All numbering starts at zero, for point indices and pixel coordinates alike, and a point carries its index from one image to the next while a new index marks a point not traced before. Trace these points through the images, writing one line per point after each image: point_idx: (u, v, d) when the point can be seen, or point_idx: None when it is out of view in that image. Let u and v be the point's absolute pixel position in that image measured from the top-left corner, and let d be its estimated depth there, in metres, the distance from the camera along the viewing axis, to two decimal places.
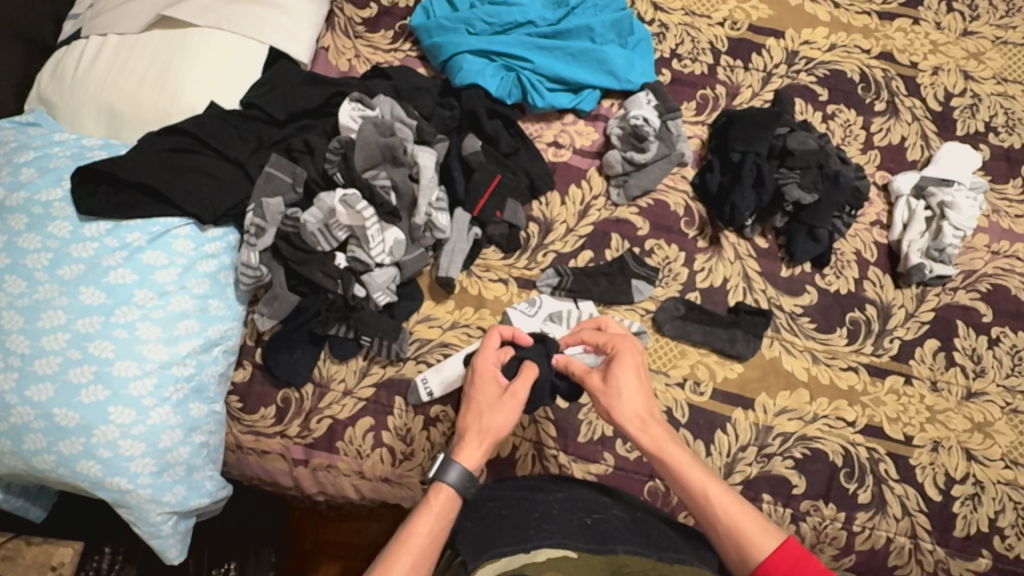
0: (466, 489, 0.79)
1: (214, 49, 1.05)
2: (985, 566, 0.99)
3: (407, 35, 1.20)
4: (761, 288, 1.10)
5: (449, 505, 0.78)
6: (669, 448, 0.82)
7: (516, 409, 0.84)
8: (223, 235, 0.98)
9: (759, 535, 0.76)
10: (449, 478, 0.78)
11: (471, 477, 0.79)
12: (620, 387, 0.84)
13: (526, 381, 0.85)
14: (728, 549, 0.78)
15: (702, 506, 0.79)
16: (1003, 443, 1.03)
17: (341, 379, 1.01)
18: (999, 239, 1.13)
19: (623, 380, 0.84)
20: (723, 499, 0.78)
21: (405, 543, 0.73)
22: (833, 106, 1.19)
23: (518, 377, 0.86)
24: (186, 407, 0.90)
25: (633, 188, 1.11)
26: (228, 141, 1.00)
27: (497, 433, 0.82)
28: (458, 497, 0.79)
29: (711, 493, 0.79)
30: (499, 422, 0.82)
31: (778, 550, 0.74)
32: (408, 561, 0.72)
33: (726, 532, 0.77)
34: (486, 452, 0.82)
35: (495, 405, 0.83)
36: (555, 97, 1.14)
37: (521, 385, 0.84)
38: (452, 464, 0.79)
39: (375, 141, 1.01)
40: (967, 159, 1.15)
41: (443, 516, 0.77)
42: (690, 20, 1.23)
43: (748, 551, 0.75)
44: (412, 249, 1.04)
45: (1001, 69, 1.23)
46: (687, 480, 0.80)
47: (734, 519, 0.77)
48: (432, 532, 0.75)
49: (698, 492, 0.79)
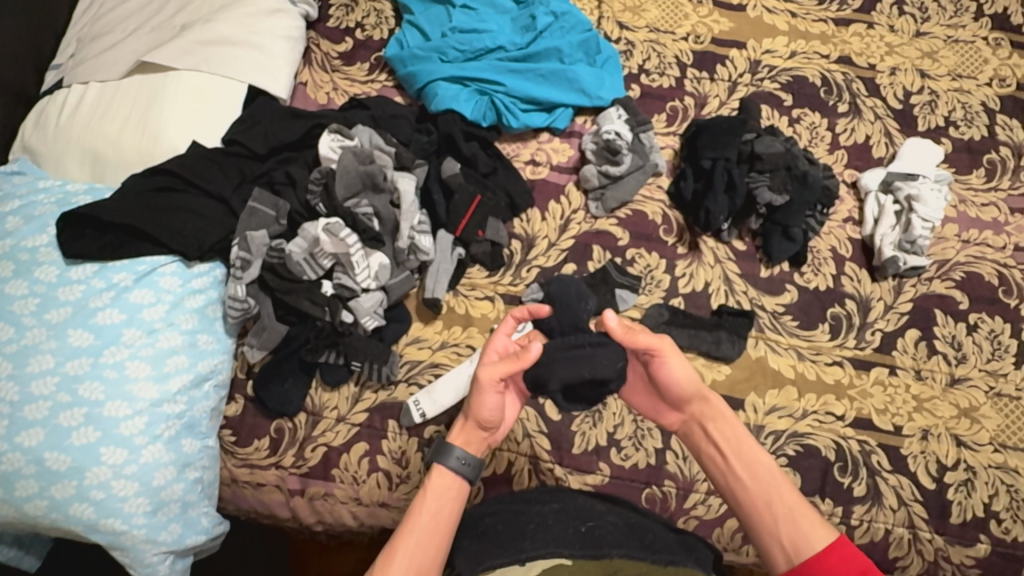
0: (463, 469, 0.82)
1: (194, 90, 1.08)
2: (984, 551, 0.99)
3: (382, 66, 1.24)
4: (742, 290, 1.12)
5: (453, 489, 0.81)
6: (738, 425, 0.85)
7: (492, 395, 0.82)
8: (209, 270, 0.99)
9: (817, 526, 0.77)
10: (447, 461, 0.81)
11: (463, 455, 0.82)
12: (693, 369, 0.85)
13: (498, 370, 0.81)
14: (781, 533, 0.78)
15: (763, 486, 0.81)
16: (990, 427, 1.05)
17: (333, 406, 1.01)
18: (968, 227, 1.17)
19: (686, 366, 0.85)
20: (782, 483, 0.82)
21: (408, 523, 0.76)
22: (798, 110, 1.24)
23: (498, 362, 0.82)
24: (178, 443, 0.90)
25: (611, 200, 1.14)
26: (211, 178, 1.02)
27: (476, 414, 0.83)
28: (458, 479, 0.82)
29: (777, 476, 0.82)
30: (475, 405, 0.83)
31: (834, 542, 0.76)
32: (413, 539, 0.75)
33: (786, 515, 0.79)
34: (476, 429, 0.84)
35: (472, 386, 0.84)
36: (530, 117, 1.17)
37: (486, 371, 0.81)
38: (447, 446, 0.83)
39: (354, 170, 1.03)
40: (929, 154, 1.18)
41: (443, 496, 0.80)
42: (655, 37, 1.28)
43: (804, 537, 0.77)
44: (397, 273, 1.05)
45: (955, 66, 1.28)
46: (755, 458, 0.83)
47: (794, 505, 0.79)
48: (434, 515, 0.78)
49: (763, 469, 0.82)
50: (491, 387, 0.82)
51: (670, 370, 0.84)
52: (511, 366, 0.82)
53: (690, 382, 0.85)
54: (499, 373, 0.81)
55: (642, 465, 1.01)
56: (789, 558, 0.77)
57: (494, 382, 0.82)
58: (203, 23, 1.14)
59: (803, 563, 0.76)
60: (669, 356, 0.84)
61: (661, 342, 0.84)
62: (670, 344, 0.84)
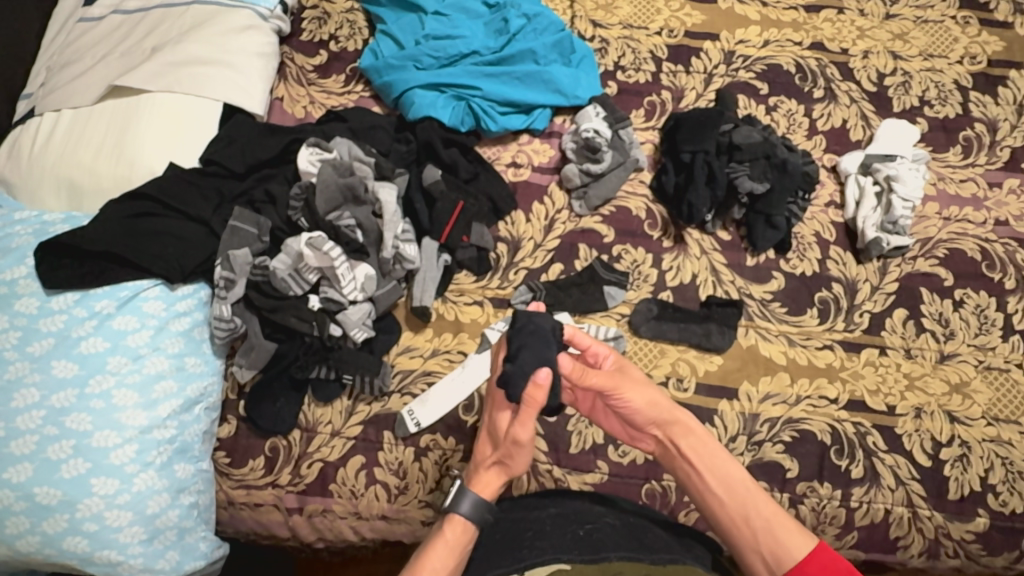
0: (482, 518, 0.84)
1: (169, 112, 1.07)
2: (984, 525, 1.00)
3: (357, 77, 1.23)
4: (730, 280, 1.12)
5: (465, 541, 0.82)
6: (710, 440, 0.88)
7: (523, 450, 0.83)
8: (193, 292, 0.98)
9: (797, 536, 0.81)
10: (462, 509, 0.83)
11: (482, 504, 0.84)
12: (654, 393, 0.88)
13: (524, 422, 0.81)
14: (762, 546, 0.81)
15: (741, 500, 0.84)
16: (982, 401, 1.05)
17: (327, 421, 1.01)
18: (948, 205, 1.18)
19: (646, 395, 0.88)
20: (758, 495, 0.85)
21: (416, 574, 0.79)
22: (775, 99, 1.25)
23: (522, 416, 0.81)
24: (171, 469, 0.89)
25: (594, 198, 1.14)
26: (190, 200, 1.01)
27: (506, 468, 0.85)
28: (474, 526, 0.84)
29: (752, 489, 0.85)
30: (513, 462, 0.84)
31: (816, 550, 0.80)
32: None
33: (764, 527, 0.82)
34: (496, 476, 0.86)
35: (505, 445, 0.83)
36: (508, 120, 1.17)
37: (517, 431, 0.80)
38: (466, 500, 0.84)
39: (334, 183, 1.02)
40: (905, 134, 1.19)
41: (455, 548, 0.81)
42: (629, 33, 1.29)
43: (785, 547, 0.80)
44: (383, 283, 1.04)
45: (926, 46, 1.30)
46: (730, 473, 0.86)
47: (771, 516, 0.83)
48: (445, 567, 0.80)
49: (740, 484, 0.85)
50: (529, 442, 0.82)
51: (632, 396, 0.87)
52: (532, 410, 0.80)
53: (655, 406, 0.88)
54: (529, 425, 0.81)
55: (640, 461, 1.01)
56: (772, 568, 0.80)
57: (525, 436, 0.82)
58: (174, 44, 1.13)
59: (783, 572, 0.80)
60: (626, 388, 0.87)
61: (613, 375, 0.87)
62: (624, 381, 0.87)
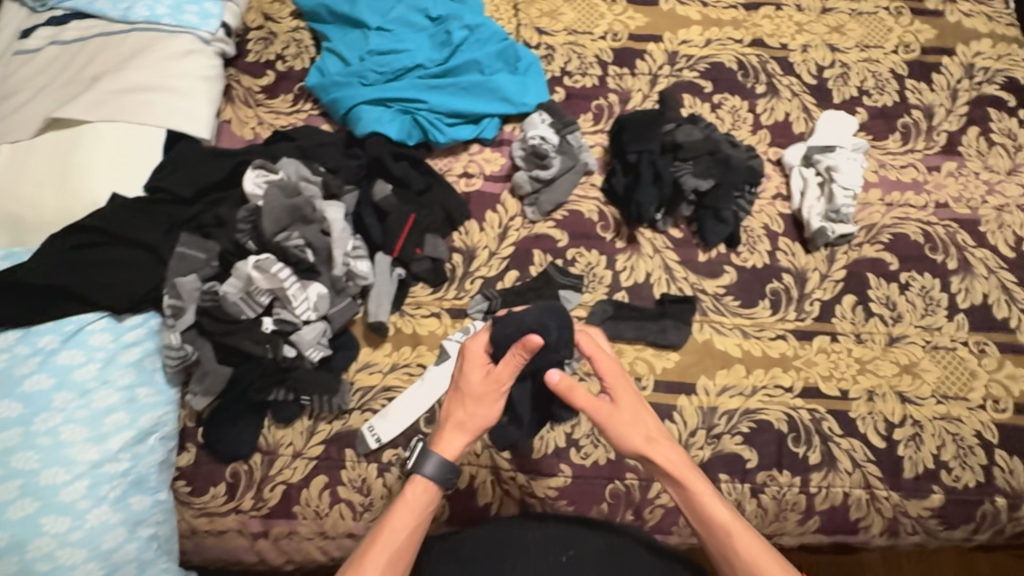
0: (444, 480, 0.83)
1: (112, 141, 1.06)
2: (939, 501, 1.02)
3: (306, 96, 1.23)
4: (683, 276, 1.14)
5: (426, 499, 0.82)
6: (689, 479, 0.84)
7: (494, 402, 0.84)
8: (143, 320, 0.97)
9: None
10: (425, 470, 0.82)
11: (444, 466, 0.83)
12: (632, 432, 0.85)
13: (510, 367, 0.83)
14: None
15: (723, 542, 0.80)
16: (931, 380, 1.08)
17: (288, 442, 1.00)
18: (890, 191, 1.21)
19: (623, 433, 0.85)
20: (742, 536, 0.80)
21: (381, 540, 0.78)
22: (719, 96, 1.27)
23: (506, 364, 0.83)
24: (126, 502, 0.88)
25: (545, 203, 1.15)
26: (135, 228, 0.99)
27: (470, 425, 0.84)
28: (435, 487, 0.84)
29: (735, 531, 0.80)
30: (482, 416, 0.84)
31: None
32: (383, 557, 0.77)
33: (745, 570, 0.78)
34: (460, 435, 0.85)
35: (479, 394, 0.84)
36: (456, 131, 1.19)
37: (500, 372, 0.82)
38: (426, 457, 0.83)
39: (281, 204, 1.01)
40: (844, 124, 1.23)
41: (418, 508, 0.82)
42: (574, 39, 1.31)
43: None
44: (337, 301, 1.04)
45: (862, 37, 1.34)
46: (711, 514, 0.82)
47: (755, 559, 0.78)
48: (408, 528, 0.80)
49: (721, 525, 0.81)
50: (502, 392, 0.84)
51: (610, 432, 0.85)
52: (518, 359, 0.82)
53: (631, 443, 0.85)
54: (513, 373, 0.83)
55: (603, 462, 1.02)
56: None
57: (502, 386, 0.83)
58: (114, 72, 1.11)
59: None
60: (604, 421, 0.85)
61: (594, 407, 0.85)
62: (605, 412, 0.85)
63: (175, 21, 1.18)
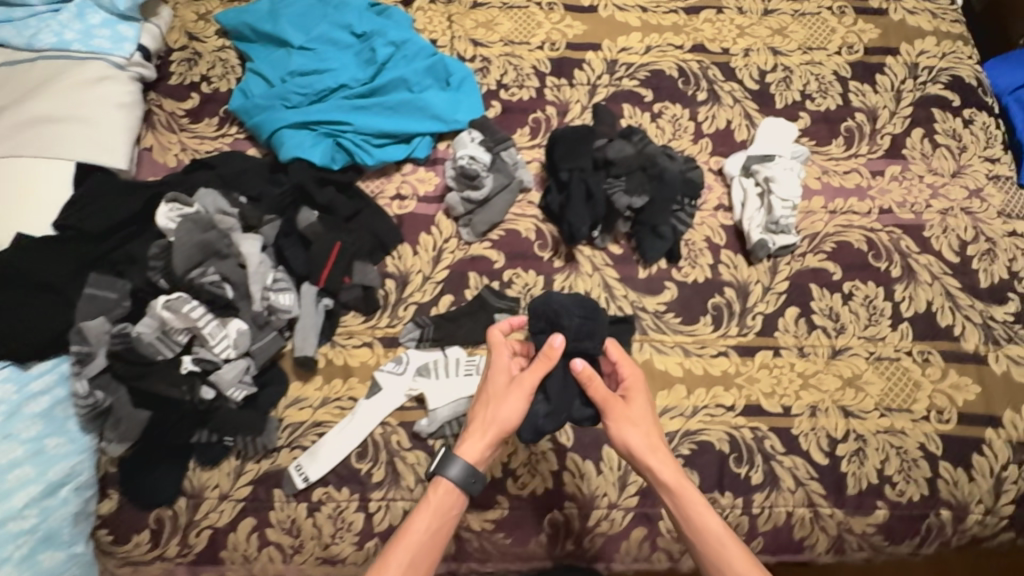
0: (468, 484, 0.82)
1: (17, 177, 1.02)
2: (884, 517, 1.01)
3: (231, 119, 1.19)
4: (623, 295, 1.11)
5: (451, 501, 0.83)
6: (688, 488, 0.83)
7: (518, 400, 0.84)
8: (52, 366, 0.94)
9: None
10: (450, 472, 0.82)
11: (472, 471, 0.82)
12: (640, 430, 0.85)
13: (535, 370, 0.85)
14: None
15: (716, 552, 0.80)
16: (875, 393, 1.06)
17: (215, 485, 0.97)
18: (833, 198, 1.18)
19: (629, 432, 0.85)
20: (732, 550, 0.79)
21: (403, 540, 0.79)
22: (659, 105, 1.24)
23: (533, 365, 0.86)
24: (35, 560, 0.85)
25: (479, 224, 1.12)
26: (41, 270, 0.95)
27: (498, 424, 0.84)
28: (459, 492, 0.84)
29: (727, 545, 0.80)
30: (504, 414, 0.84)
31: None
32: (404, 560, 0.78)
33: None
34: (484, 440, 0.83)
35: (502, 394, 0.85)
36: (386, 152, 1.15)
37: (526, 376, 0.84)
38: (449, 459, 0.82)
39: (191, 240, 0.98)
40: (784, 132, 1.21)
41: (440, 511, 0.82)
42: (510, 50, 1.27)
43: None
44: (260, 336, 1.01)
45: (805, 39, 1.31)
46: (705, 525, 0.81)
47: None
48: (430, 529, 0.81)
49: (716, 537, 0.80)
50: (529, 393, 0.85)
51: (617, 427, 0.85)
52: (545, 365, 0.86)
53: (636, 441, 0.84)
54: (538, 376, 0.85)
55: (541, 491, 0.99)
56: None
57: (529, 390, 0.85)
58: (21, 105, 1.07)
59: None
60: (613, 417, 0.86)
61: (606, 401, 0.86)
62: (616, 408, 0.86)
63: (85, 48, 1.13)
